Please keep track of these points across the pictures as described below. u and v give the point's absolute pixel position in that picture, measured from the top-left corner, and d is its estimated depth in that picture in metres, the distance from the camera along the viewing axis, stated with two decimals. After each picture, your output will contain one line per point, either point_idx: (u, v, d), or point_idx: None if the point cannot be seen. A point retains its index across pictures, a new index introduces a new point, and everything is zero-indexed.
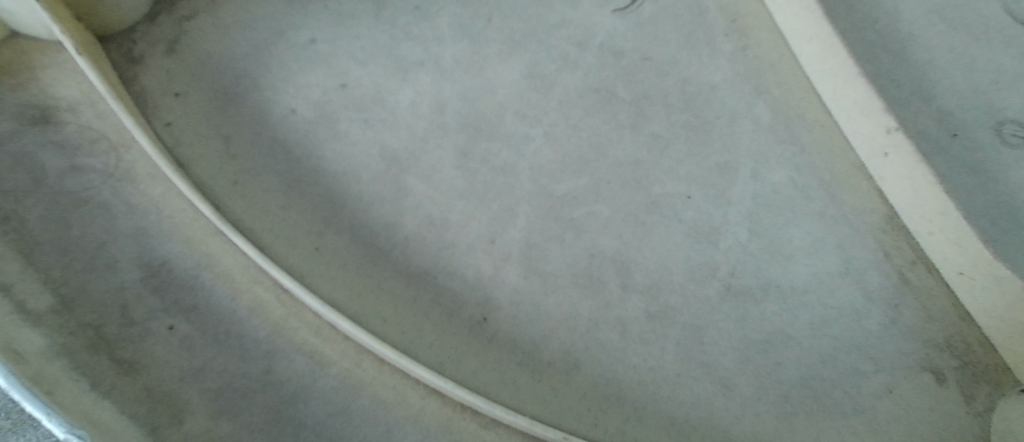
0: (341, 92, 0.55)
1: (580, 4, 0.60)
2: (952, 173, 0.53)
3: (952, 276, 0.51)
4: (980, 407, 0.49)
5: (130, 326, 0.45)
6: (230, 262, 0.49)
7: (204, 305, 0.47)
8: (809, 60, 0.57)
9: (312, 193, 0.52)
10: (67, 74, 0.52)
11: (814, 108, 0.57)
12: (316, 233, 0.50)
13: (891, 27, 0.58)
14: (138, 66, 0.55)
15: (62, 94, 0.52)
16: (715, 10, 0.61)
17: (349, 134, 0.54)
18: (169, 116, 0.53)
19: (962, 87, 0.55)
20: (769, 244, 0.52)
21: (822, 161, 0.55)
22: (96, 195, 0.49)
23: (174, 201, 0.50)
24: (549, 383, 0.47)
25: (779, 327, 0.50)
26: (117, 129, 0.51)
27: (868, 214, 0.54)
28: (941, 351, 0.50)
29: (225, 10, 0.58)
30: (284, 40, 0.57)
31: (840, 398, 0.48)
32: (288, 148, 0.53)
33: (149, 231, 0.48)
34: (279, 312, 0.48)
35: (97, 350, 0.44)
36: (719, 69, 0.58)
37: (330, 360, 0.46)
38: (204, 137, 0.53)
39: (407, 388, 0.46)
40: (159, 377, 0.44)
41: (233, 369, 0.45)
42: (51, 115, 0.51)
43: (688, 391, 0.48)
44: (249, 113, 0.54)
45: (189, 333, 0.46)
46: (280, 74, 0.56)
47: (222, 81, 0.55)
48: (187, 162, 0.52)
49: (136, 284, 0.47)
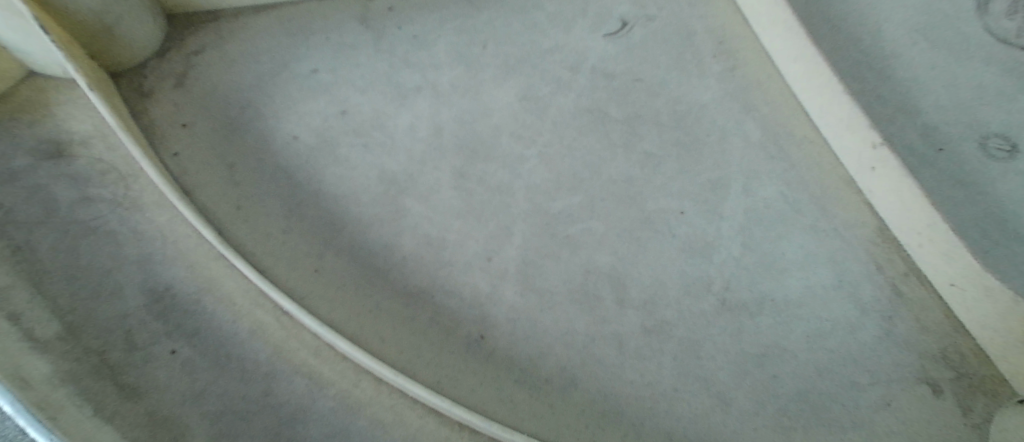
0: (341, 118, 0.57)
1: (571, 30, 0.62)
2: (941, 186, 0.54)
3: (944, 287, 0.51)
4: (977, 418, 0.48)
5: (133, 351, 0.46)
6: (232, 285, 0.49)
7: (206, 329, 0.47)
8: (796, 80, 0.59)
9: (313, 215, 0.53)
10: (80, 108, 0.54)
11: (802, 125, 0.58)
12: (316, 254, 0.51)
13: (875, 47, 0.59)
14: (147, 99, 0.57)
15: (75, 127, 0.53)
16: (702, 33, 0.63)
17: (348, 158, 0.55)
18: (176, 146, 0.55)
19: (946, 103, 0.57)
20: (763, 258, 0.53)
21: (813, 177, 0.56)
22: (105, 223, 0.50)
23: (179, 227, 0.50)
24: (547, 400, 0.47)
25: (775, 341, 0.50)
26: (126, 159, 0.53)
27: (860, 228, 0.54)
28: (937, 363, 0.50)
29: (231, 43, 0.60)
30: (288, 71, 0.59)
31: (838, 411, 0.48)
32: (289, 173, 0.55)
33: (154, 258, 0.49)
34: (278, 334, 0.48)
35: (101, 376, 0.45)
36: (707, 89, 0.60)
37: (328, 381, 0.47)
38: (209, 166, 0.54)
39: (405, 407, 0.46)
40: (160, 401, 0.44)
41: (233, 392, 0.46)
42: (64, 148, 0.52)
43: (686, 406, 0.48)
44: (253, 141, 0.56)
45: (191, 356, 0.46)
46: (283, 102, 0.58)
47: (227, 111, 0.57)
48: (192, 190, 0.53)
49: (139, 310, 0.47)
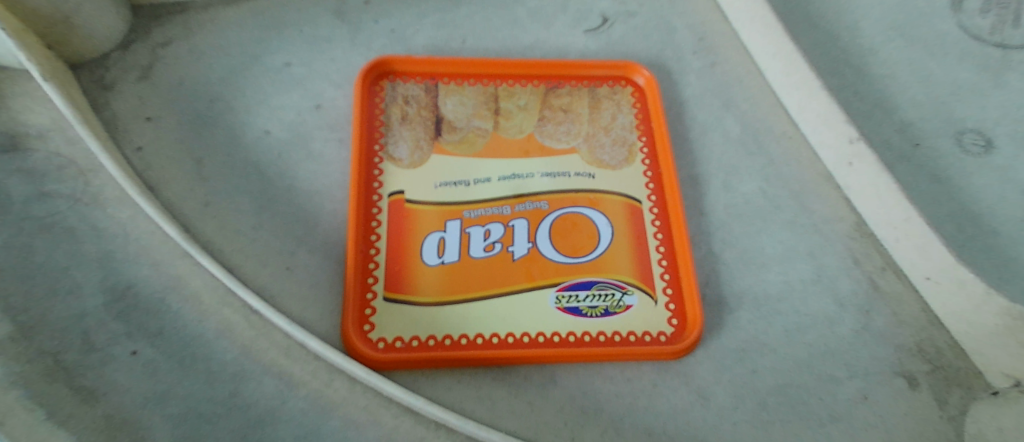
0: (315, 113, 0.57)
1: (553, 25, 0.65)
2: (917, 181, 0.54)
3: (919, 281, 0.52)
4: (954, 411, 0.48)
5: (90, 351, 0.43)
6: (199, 283, 0.47)
7: (170, 329, 0.45)
8: (773, 76, 0.61)
9: (285, 212, 0.51)
10: (37, 101, 0.52)
11: (782, 122, 0.60)
12: (288, 252, 0.50)
13: (852, 43, 0.61)
14: (109, 92, 0.54)
15: (31, 121, 0.51)
16: (683, 29, 0.65)
17: (322, 154, 0.55)
18: (140, 141, 0.52)
19: (921, 98, 0.58)
20: (742, 253, 0.54)
21: (791, 172, 0.58)
22: (62, 219, 0.48)
23: (143, 223, 0.49)
24: (525, 398, 0.46)
25: (754, 335, 0.50)
26: (87, 155, 0.51)
27: (838, 222, 0.55)
28: (913, 356, 0.50)
29: (202, 36, 0.59)
30: (259, 64, 0.59)
31: (817, 405, 0.48)
32: (261, 169, 0.53)
33: (116, 255, 0.47)
34: (248, 334, 0.45)
35: (56, 379, 0.41)
36: (687, 84, 0.62)
37: (300, 381, 0.44)
38: (175, 160, 0.52)
39: (380, 406, 0.44)
40: (120, 405, 0.41)
41: (199, 394, 0.43)
42: (19, 141, 0.50)
43: (665, 401, 0.47)
44: (222, 135, 0.54)
45: (154, 357, 0.43)
46: (254, 96, 0.57)
47: (195, 105, 0.55)
48: (156, 185, 0.51)
49: (99, 310, 0.45)
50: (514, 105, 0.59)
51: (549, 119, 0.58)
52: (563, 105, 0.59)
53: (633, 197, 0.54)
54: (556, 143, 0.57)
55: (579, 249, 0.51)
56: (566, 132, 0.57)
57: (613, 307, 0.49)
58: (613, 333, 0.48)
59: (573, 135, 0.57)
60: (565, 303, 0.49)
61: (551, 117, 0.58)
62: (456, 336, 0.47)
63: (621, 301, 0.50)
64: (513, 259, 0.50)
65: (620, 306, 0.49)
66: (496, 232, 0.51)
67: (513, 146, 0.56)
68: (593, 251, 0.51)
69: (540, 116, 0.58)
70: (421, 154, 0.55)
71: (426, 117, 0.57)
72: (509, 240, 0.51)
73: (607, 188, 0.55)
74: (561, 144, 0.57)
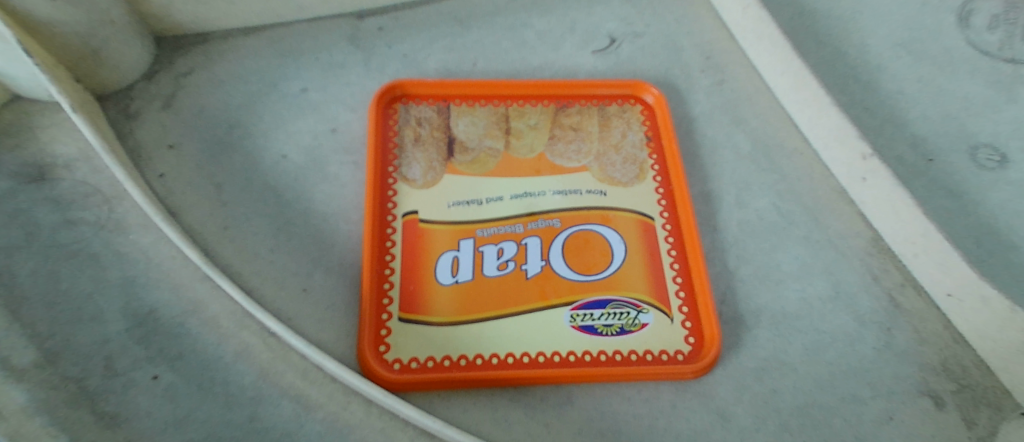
0: (330, 137, 0.58)
1: (560, 47, 0.66)
2: (933, 196, 0.54)
3: (941, 298, 0.51)
4: (982, 432, 0.47)
5: (113, 377, 0.43)
6: (218, 306, 0.47)
7: (190, 353, 0.45)
8: (782, 92, 0.61)
9: (301, 234, 0.52)
10: (65, 132, 0.54)
11: (793, 138, 0.60)
12: (304, 274, 0.50)
13: (860, 59, 0.61)
14: (133, 121, 0.56)
15: (59, 151, 0.53)
16: (690, 48, 0.66)
17: (338, 176, 0.56)
18: (162, 168, 0.54)
19: (932, 113, 0.58)
20: (758, 270, 0.53)
21: (804, 188, 0.57)
22: (86, 246, 0.49)
23: (164, 248, 0.49)
24: (542, 419, 0.46)
25: (774, 354, 0.50)
26: (111, 182, 0.52)
27: (854, 238, 0.55)
28: (938, 375, 0.49)
29: (222, 66, 0.61)
30: (276, 91, 0.60)
31: (841, 426, 0.47)
32: (278, 192, 0.54)
33: (137, 279, 0.48)
34: (266, 357, 0.46)
35: (79, 405, 0.41)
36: (697, 102, 0.63)
37: (317, 403, 0.44)
38: (196, 185, 0.53)
39: (396, 429, 0.43)
40: (140, 429, 0.41)
41: (217, 418, 0.43)
42: (47, 172, 0.51)
43: (685, 423, 0.46)
44: (241, 160, 0.55)
45: (174, 381, 0.44)
46: (273, 122, 0.58)
47: (215, 131, 0.57)
48: (178, 210, 0.52)
49: (120, 334, 0.45)
50: (524, 124, 0.59)
51: (560, 138, 0.59)
52: (574, 124, 0.60)
53: (645, 214, 0.55)
54: (567, 162, 0.57)
55: (592, 267, 0.51)
56: (577, 151, 0.58)
57: (628, 325, 0.49)
58: (629, 352, 0.48)
59: (583, 154, 0.58)
60: (579, 321, 0.49)
61: (562, 136, 0.59)
62: (471, 356, 0.47)
63: (636, 319, 0.49)
64: (526, 277, 0.50)
65: (635, 324, 0.49)
66: (509, 250, 0.52)
67: (524, 164, 0.57)
68: (606, 268, 0.51)
69: (550, 135, 0.59)
70: (434, 174, 0.55)
71: (438, 138, 0.58)
72: (522, 258, 0.51)
73: (619, 206, 0.55)
74: (572, 163, 0.57)
